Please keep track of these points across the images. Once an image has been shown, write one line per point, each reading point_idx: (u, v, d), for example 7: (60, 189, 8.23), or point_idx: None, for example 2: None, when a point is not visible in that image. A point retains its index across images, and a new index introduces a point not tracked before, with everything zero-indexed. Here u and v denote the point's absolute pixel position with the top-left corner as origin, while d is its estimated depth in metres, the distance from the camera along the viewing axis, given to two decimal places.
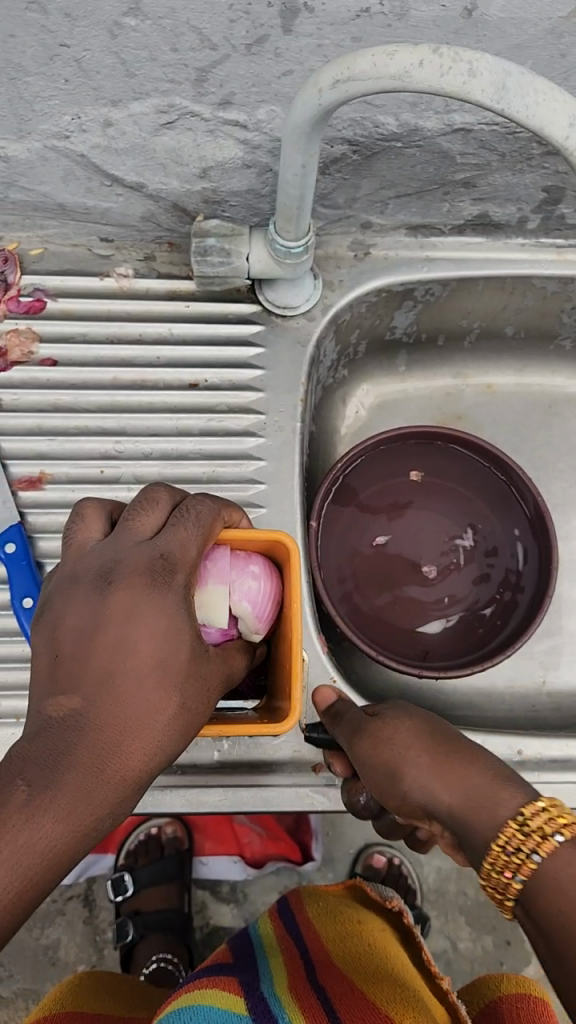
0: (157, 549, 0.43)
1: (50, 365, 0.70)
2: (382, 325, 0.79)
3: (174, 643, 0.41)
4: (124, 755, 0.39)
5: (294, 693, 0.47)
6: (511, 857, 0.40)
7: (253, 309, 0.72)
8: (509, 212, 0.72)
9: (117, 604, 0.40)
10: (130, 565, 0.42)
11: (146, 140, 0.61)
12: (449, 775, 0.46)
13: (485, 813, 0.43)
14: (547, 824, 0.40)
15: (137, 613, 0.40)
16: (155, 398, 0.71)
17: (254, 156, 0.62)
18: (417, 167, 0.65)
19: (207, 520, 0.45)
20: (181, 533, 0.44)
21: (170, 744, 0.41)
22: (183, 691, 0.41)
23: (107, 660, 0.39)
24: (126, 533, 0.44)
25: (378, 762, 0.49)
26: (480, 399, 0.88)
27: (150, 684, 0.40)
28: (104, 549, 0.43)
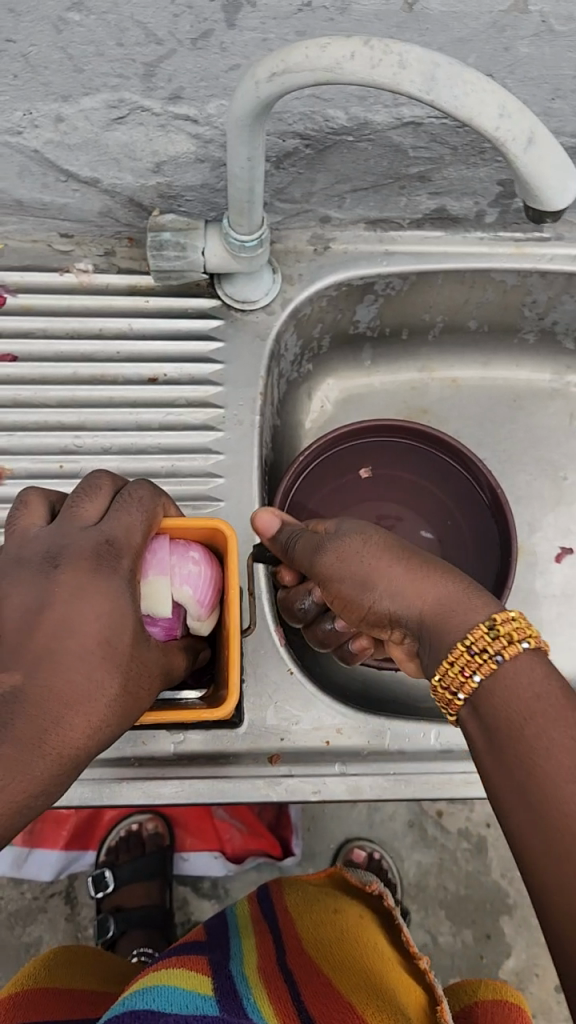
0: (102, 534, 0.43)
1: (10, 361, 0.71)
2: (345, 319, 0.79)
3: (120, 626, 0.41)
4: (63, 731, 0.37)
5: (234, 682, 0.48)
6: (475, 655, 0.42)
7: (213, 304, 0.73)
8: (466, 206, 0.72)
9: (63, 586, 0.40)
10: (76, 550, 0.42)
11: (98, 136, 0.61)
12: (420, 586, 0.47)
13: (458, 616, 0.44)
14: (515, 631, 0.42)
15: (84, 595, 0.40)
16: (115, 393, 0.71)
17: (207, 151, 0.63)
18: (371, 161, 0.65)
19: (149, 507, 0.46)
20: (124, 518, 0.45)
21: (110, 726, 0.40)
22: (128, 673, 0.41)
23: (52, 639, 0.39)
24: (70, 519, 0.44)
25: (342, 572, 0.50)
26: (446, 393, 0.89)
27: (96, 663, 0.39)
28: (48, 534, 0.43)
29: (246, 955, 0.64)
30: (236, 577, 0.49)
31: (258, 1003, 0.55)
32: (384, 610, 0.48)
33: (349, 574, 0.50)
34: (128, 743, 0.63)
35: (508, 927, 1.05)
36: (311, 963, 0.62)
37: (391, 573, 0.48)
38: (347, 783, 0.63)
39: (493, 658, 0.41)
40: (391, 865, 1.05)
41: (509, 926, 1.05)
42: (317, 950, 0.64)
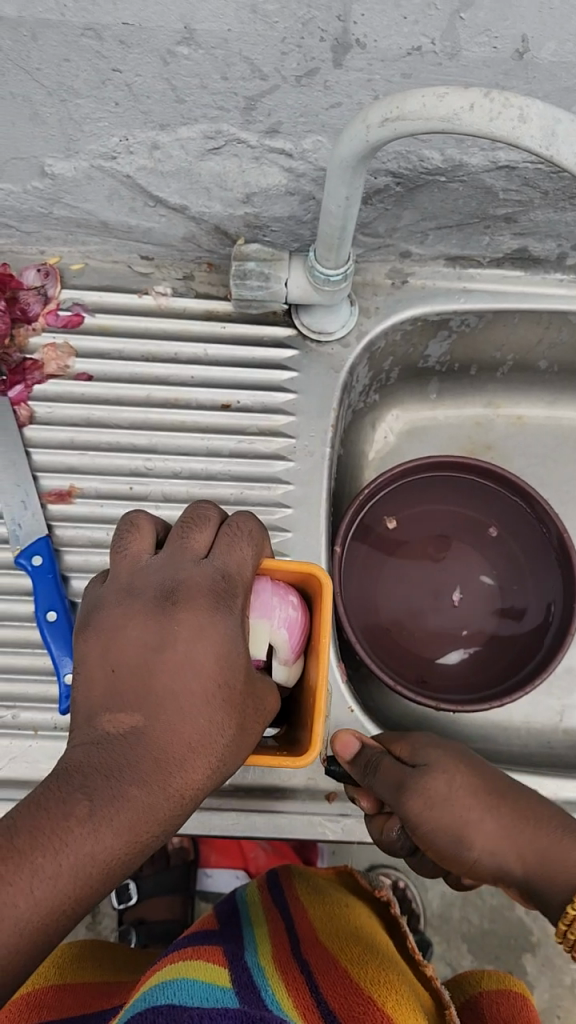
0: (217, 571, 0.42)
1: (85, 381, 0.71)
2: (416, 354, 0.79)
3: (235, 668, 0.41)
4: (183, 772, 0.39)
5: (317, 729, 0.46)
6: (572, 929, 0.45)
7: (288, 333, 0.72)
8: (548, 247, 0.72)
9: (183, 629, 0.40)
10: (193, 587, 0.41)
11: (192, 165, 0.61)
12: (525, 839, 0.50)
13: (561, 872, 0.48)
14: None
15: (198, 637, 0.40)
16: (187, 418, 0.70)
17: (298, 184, 0.63)
18: (459, 201, 0.65)
19: (259, 541, 0.45)
20: (236, 551, 0.44)
21: (227, 765, 0.41)
22: (241, 711, 0.41)
23: (172, 682, 0.39)
24: (181, 550, 0.43)
25: (428, 817, 0.51)
26: (510, 430, 0.88)
27: (213, 708, 0.40)
28: (161, 568, 0.42)
29: (260, 944, 0.63)
30: (326, 624, 0.49)
31: (278, 999, 0.53)
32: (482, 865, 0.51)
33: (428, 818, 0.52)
34: None
35: (534, 966, 1.03)
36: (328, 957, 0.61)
37: (482, 827, 0.51)
38: None
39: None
40: (417, 896, 1.04)
41: (534, 965, 1.03)
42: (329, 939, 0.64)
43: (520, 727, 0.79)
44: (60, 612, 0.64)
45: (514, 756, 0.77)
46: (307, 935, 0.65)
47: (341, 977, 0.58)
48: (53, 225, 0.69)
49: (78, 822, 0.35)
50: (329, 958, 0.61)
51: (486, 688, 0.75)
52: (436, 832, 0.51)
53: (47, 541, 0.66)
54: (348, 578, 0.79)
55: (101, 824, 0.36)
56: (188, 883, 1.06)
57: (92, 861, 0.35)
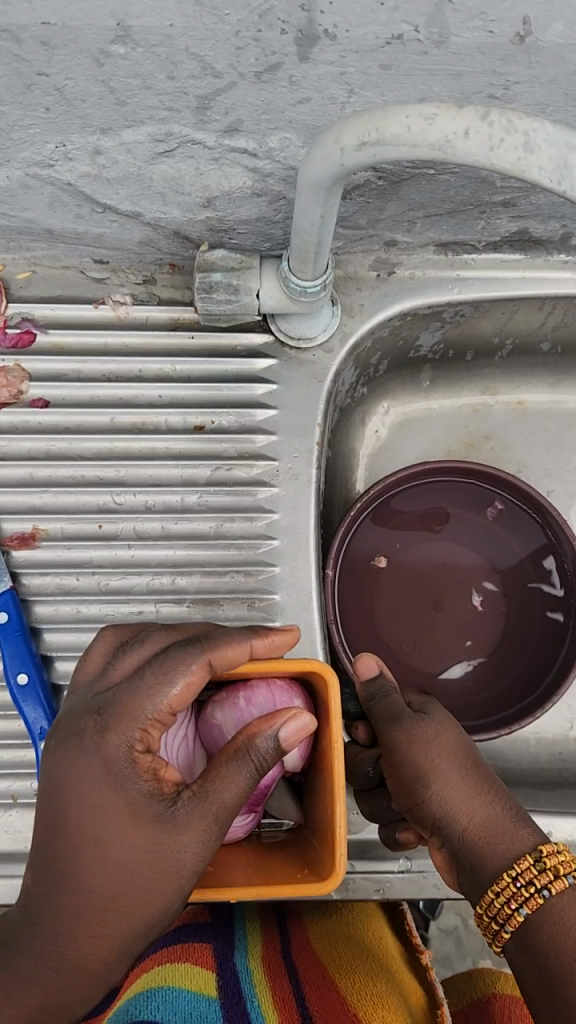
0: (109, 713, 0.43)
1: (42, 407, 0.64)
2: (406, 344, 0.72)
3: (110, 822, 0.41)
4: (81, 937, 0.42)
5: (341, 837, 0.42)
6: (521, 890, 0.43)
7: (264, 340, 0.65)
8: (552, 227, 0.64)
9: (62, 781, 0.42)
10: (83, 730, 0.43)
11: (142, 169, 0.53)
12: (474, 805, 0.48)
13: (502, 850, 0.45)
14: (561, 865, 0.43)
15: (80, 790, 0.41)
16: (158, 444, 0.64)
17: (266, 184, 0.54)
18: (451, 190, 0.57)
19: (171, 680, 0.43)
20: (139, 697, 0.42)
21: (147, 907, 0.42)
22: (127, 865, 0.41)
23: (56, 838, 0.42)
24: (102, 687, 0.45)
25: (407, 758, 0.50)
26: (511, 417, 0.81)
27: (102, 871, 0.41)
28: (82, 701, 0.45)
29: (249, 948, 0.62)
30: (338, 727, 0.46)
31: (262, 1014, 0.52)
32: (429, 814, 0.48)
33: (411, 764, 0.50)
34: None
35: None
36: (318, 965, 0.59)
37: (446, 785, 0.48)
38: (410, 883, 0.59)
39: (539, 894, 0.42)
40: None
41: None
42: (320, 942, 0.64)
43: (528, 738, 0.75)
44: (31, 672, 0.59)
45: (524, 773, 0.73)
46: (297, 938, 0.64)
47: (327, 985, 0.56)
48: None
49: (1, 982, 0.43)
50: (318, 963, 0.60)
51: (501, 702, 0.72)
52: (407, 765, 0.50)
53: (12, 593, 0.60)
54: (342, 605, 0.73)
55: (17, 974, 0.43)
56: None
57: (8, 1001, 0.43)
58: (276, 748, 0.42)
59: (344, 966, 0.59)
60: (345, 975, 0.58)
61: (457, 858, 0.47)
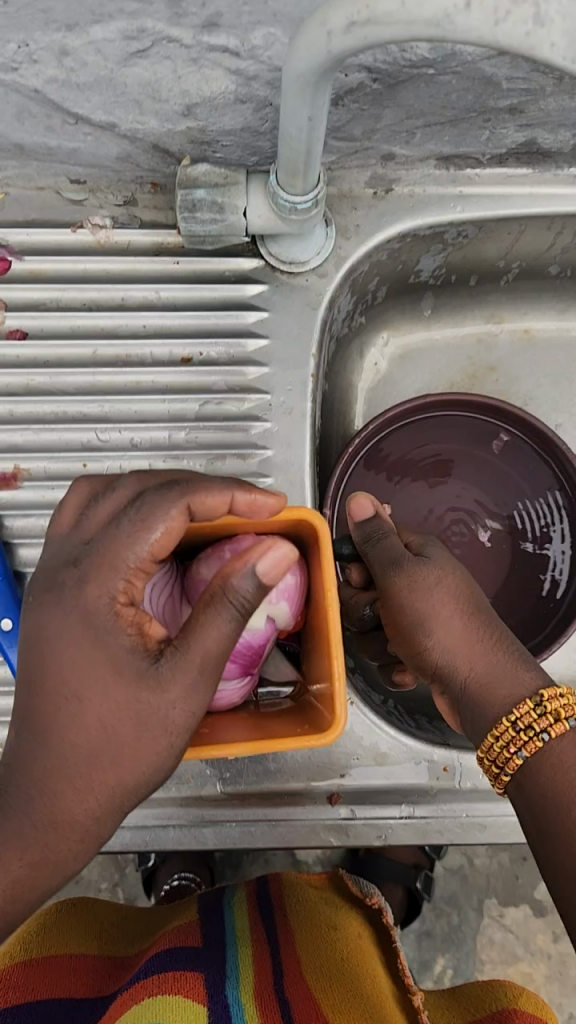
0: (80, 553, 0.37)
1: (20, 338, 0.60)
2: (406, 269, 0.68)
3: (87, 672, 0.35)
4: (63, 798, 0.35)
5: (341, 682, 0.39)
6: (520, 732, 0.43)
7: (254, 265, 0.61)
8: (562, 138, 0.59)
9: (34, 630, 0.36)
10: (52, 575, 0.37)
11: (114, 73, 0.49)
12: (475, 651, 0.48)
13: (503, 694, 0.45)
14: (562, 709, 0.43)
15: (52, 641, 0.35)
16: (144, 378, 0.60)
17: (250, 89, 0.50)
18: (452, 94, 0.52)
19: (146, 518, 0.36)
20: (115, 538, 0.36)
21: (137, 767, 0.36)
22: (112, 718, 0.35)
23: (31, 697, 0.36)
24: (76, 527, 0.38)
25: (410, 603, 0.50)
26: (516, 346, 0.77)
27: (81, 729, 0.35)
28: (57, 550, 0.38)
29: (242, 984, 0.56)
30: (330, 576, 0.41)
31: None
32: (432, 658, 0.49)
33: (413, 605, 0.50)
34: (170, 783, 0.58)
35: None
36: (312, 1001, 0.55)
37: (447, 629, 0.48)
38: (413, 829, 0.58)
39: (538, 737, 0.43)
40: None
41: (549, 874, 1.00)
42: (313, 975, 0.58)
43: None
44: (16, 619, 0.56)
45: None
46: (290, 968, 0.59)
47: None
48: None
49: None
50: (312, 999, 0.56)
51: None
52: (408, 610, 0.50)
53: None
54: None
55: None
56: None
57: None
58: (257, 596, 0.35)
59: (338, 1005, 0.55)
60: None
61: (459, 700, 0.48)
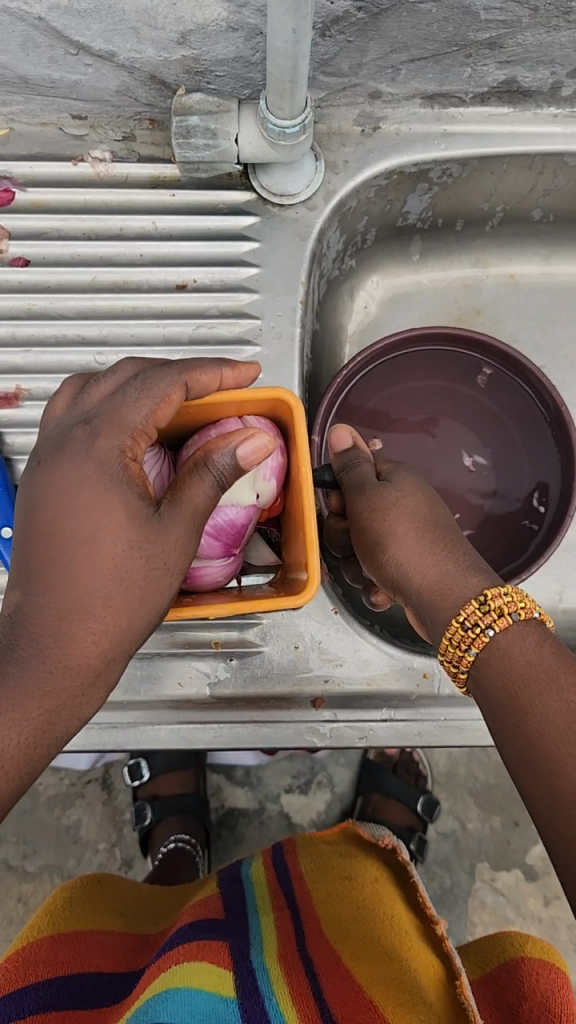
0: (86, 417, 0.40)
1: (22, 265, 0.63)
2: (394, 210, 0.71)
3: (101, 520, 0.38)
4: (77, 640, 0.38)
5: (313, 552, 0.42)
6: (469, 630, 0.42)
7: (246, 197, 0.64)
8: (540, 76, 0.62)
9: (44, 486, 0.39)
10: (58, 440, 0.40)
11: (112, 1, 0.51)
12: (430, 562, 0.47)
13: (453, 599, 0.44)
14: (506, 603, 0.42)
15: (64, 493, 0.38)
16: (140, 303, 0.63)
17: (242, 17, 0.53)
18: (433, 24, 0.55)
19: (149, 385, 0.39)
20: (121, 402, 0.39)
21: (144, 611, 0.39)
22: (125, 564, 0.38)
23: (44, 547, 0.38)
24: (78, 401, 0.41)
25: (370, 523, 0.50)
26: (502, 292, 0.80)
27: (95, 575, 0.38)
28: (57, 425, 0.41)
29: (265, 936, 0.56)
30: (305, 454, 0.43)
31: (278, 1000, 0.47)
32: (391, 574, 0.49)
33: (373, 527, 0.50)
34: (163, 687, 0.61)
35: None
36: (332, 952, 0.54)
37: (404, 545, 0.48)
38: (394, 731, 0.60)
39: (484, 633, 0.42)
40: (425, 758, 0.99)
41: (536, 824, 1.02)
42: (333, 929, 0.58)
43: None
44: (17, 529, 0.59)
45: None
46: (310, 923, 0.59)
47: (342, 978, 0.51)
48: None
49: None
50: (332, 950, 0.55)
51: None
52: (370, 529, 0.50)
53: None
54: None
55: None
56: (199, 754, 0.98)
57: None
58: (236, 466, 0.41)
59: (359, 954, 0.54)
60: (361, 972, 0.52)
61: (418, 611, 0.47)
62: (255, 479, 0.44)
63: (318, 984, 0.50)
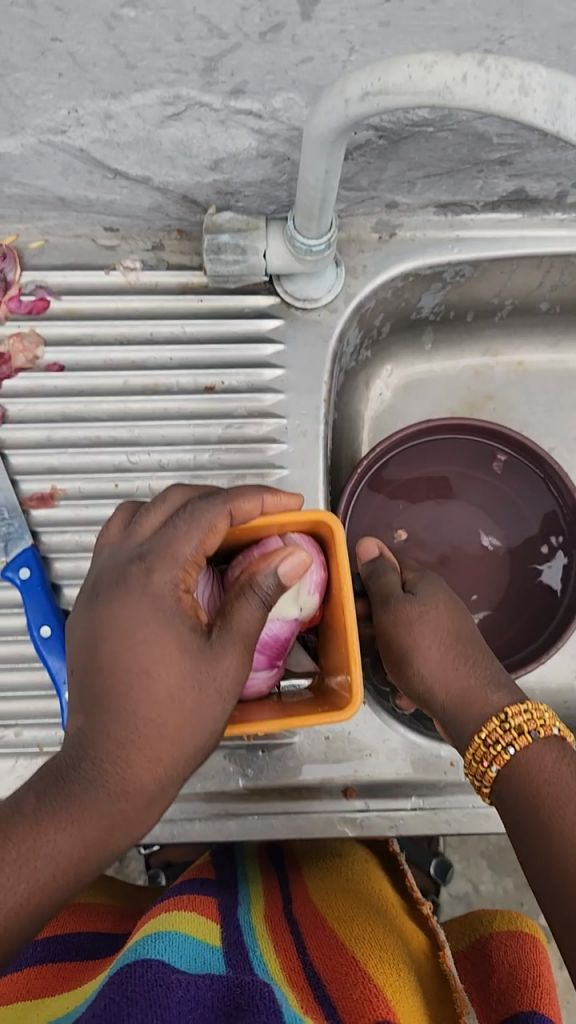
0: (140, 551, 0.43)
1: (57, 371, 0.66)
2: (409, 306, 0.74)
3: (156, 651, 0.41)
4: (135, 764, 0.41)
5: (357, 669, 0.44)
6: (490, 748, 0.46)
7: (271, 302, 0.67)
8: (547, 186, 0.66)
9: (104, 618, 0.42)
10: (115, 572, 0.43)
11: (151, 134, 0.55)
12: (454, 677, 0.50)
13: (477, 715, 0.48)
14: (526, 723, 0.46)
15: (122, 625, 0.41)
16: (170, 405, 0.66)
17: (270, 146, 0.56)
18: (448, 148, 0.59)
19: (199, 521, 0.43)
20: (172, 538, 0.43)
21: (197, 736, 0.42)
22: (180, 691, 0.41)
23: (104, 676, 0.41)
24: (130, 534, 0.45)
25: (396, 636, 0.52)
26: (511, 378, 0.83)
27: (152, 703, 0.41)
28: (111, 555, 0.45)
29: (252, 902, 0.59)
30: (346, 572, 0.46)
31: (264, 955, 0.49)
32: (415, 687, 0.51)
33: (399, 640, 0.52)
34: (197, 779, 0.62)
35: None
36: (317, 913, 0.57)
37: (428, 659, 0.50)
38: (422, 820, 0.62)
39: (505, 751, 0.45)
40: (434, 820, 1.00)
41: None
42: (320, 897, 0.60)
43: (535, 688, 0.77)
44: (54, 624, 0.62)
45: None
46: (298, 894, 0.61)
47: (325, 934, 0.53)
48: (7, 203, 0.63)
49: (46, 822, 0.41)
50: (317, 911, 0.57)
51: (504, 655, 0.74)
52: (398, 642, 0.52)
53: (34, 549, 0.63)
54: None
55: (57, 831, 0.39)
56: None
57: (48, 860, 0.38)
58: (280, 586, 0.43)
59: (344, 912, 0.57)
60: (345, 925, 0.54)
61: (443, 722, 0.50)
62: (298, 592, 0.47)
63: (304, 947, 0.52)
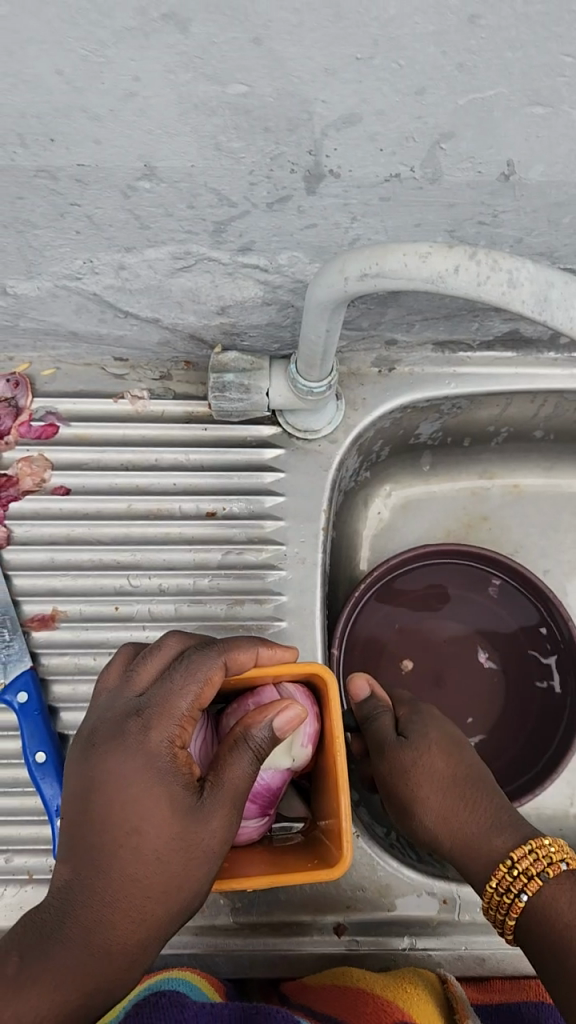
0: (136, 704, 0.45)
1: (63, 494, 0.68)
2: (407, 433, 0.76)
3: (146, 810, 0.42)
4: (120, 922, 0.42)
5: (347, 826, 0.45)
6: (505, 891, 0.50)
7: (272, 432, 0.69)
8: (541, 330, 0.68)
9: (96, 774, 0.43)
10: (110, 724, 0.44)
11: (162, 282, 0.58)
12: (455, 823, 0.55)
13: (481, 857, 0.52)
14: (534, 865, 0.50)
15: (114, 781, 0.42)
16: (171, 530, 0.68)
17: (275, 294, 0.59)
18: (445, 298, 0.62)
19: (194, 676, 0.44)
20: (167, 692, 0.44)
21: (181, 894, 0.43)
22: (168, 851, 0.42)
23: (93, 832, 0.42)
24: (127, 684, 0.46)
25: (397, 785, 0.58)
26: (507, 500, 0.85)
27: (139, 861, 0.42)
28: (106, 704, 0.46)
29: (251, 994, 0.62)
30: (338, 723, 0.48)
31: None
32: (422, 833, 0.57)
33: (402, 792, 0.57)
34: None
35: None
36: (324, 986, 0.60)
37: (429, 808, 0.56)
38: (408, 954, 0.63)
39: (519, 896, 0.50)
40: None
41: None
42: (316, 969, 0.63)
43: (530, 813, 0.77)
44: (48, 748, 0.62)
45: None
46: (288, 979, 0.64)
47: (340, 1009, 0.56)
48: (21, 335, 0.65)
49: (37, 972, 0.40)
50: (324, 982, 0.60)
51: (500, 781, 0.73)
52: (399, 790, 0.58)
53: (32, 671, 0.64)
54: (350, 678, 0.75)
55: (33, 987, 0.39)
56: None
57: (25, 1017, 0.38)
58: (272, 738, 0.45)
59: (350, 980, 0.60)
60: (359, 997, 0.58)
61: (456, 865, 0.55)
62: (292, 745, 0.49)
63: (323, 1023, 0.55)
